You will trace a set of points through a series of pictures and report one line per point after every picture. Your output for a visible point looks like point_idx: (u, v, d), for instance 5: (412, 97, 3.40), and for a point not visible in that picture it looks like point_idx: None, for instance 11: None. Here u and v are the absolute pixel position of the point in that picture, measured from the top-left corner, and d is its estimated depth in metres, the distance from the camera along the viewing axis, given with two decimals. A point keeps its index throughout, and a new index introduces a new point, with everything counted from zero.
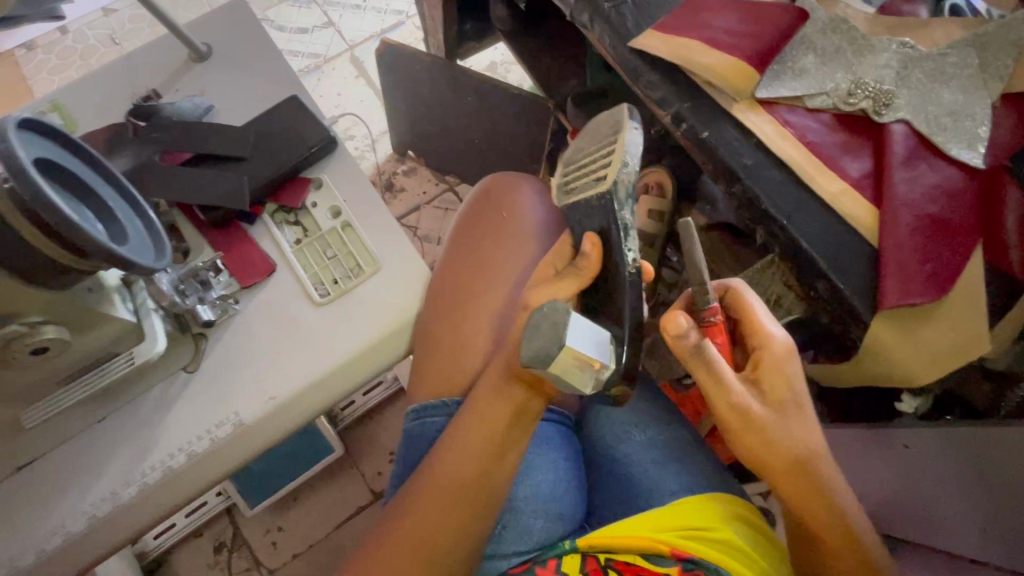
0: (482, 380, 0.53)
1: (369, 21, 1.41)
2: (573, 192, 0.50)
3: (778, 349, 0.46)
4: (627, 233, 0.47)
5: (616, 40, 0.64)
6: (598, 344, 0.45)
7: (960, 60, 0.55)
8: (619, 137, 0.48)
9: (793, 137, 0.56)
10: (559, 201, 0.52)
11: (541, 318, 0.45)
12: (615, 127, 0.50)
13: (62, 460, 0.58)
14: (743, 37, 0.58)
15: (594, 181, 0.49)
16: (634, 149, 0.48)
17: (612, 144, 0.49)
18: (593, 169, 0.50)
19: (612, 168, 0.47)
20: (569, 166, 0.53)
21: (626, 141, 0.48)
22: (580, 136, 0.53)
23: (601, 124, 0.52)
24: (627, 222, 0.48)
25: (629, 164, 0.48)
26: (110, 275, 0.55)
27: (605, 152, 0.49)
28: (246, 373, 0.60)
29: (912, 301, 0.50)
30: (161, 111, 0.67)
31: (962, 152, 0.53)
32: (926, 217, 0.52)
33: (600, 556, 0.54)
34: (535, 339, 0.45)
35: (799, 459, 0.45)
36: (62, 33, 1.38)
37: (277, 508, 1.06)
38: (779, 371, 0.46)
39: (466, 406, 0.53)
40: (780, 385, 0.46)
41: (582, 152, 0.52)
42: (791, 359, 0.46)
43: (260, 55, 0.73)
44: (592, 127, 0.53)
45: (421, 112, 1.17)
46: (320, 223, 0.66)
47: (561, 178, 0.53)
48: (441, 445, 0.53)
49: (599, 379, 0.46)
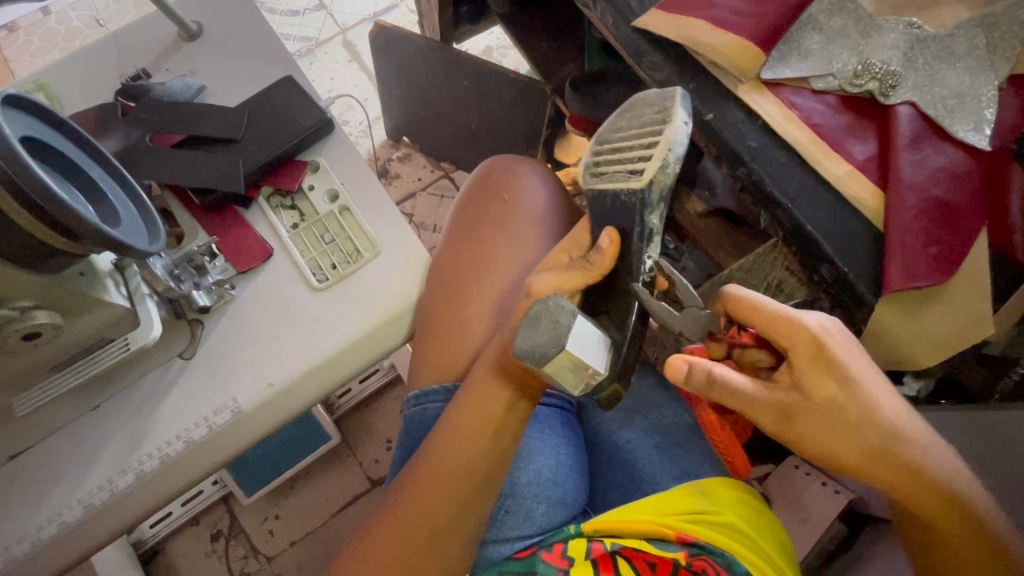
0: (480, 366, 0.52)
1: (362, 3, 1.38)
2: (603, 177, 0.49)
3: (806, 341, 0.44)
4: (649, 239, 0.47)
5: (619, 20, 0.62)
6: (594, 345, 0.45)
7: (967, 42, 0.54)
8: (666, 133, 0.46)
9: (799, 119, 0.56)
10: (586, 181, 0.50)
11: (542, 307, 0.45)
12: (663, 118, 0.47)
13: (56, 448, 0.57)
14: (749, 15, 0.57)
15: (626, 173, 0.47)
16: (677, 148, 0.46)
17: (655, 137, 0.46)
18: (629, 158, 0.48)
19: (651, 166, 0.46)
20: (603, 146, 0.50)
21: (672, 137, 0.46)
22: (620, 114, 0.50)
23: (649, 106, 0.49)
24: (653, 228, 0.47)
25: (671, 164, 0.46)
26: (101, 258, 0.53)
27: (647, 143, 0.47)
28: (243, 361, 0.59)
29: (918, 284, 0.50)
30: (151, 91, 0.65)
31: (969, 135, 0.52)
32: (931, 200, 0.51)
33: (606, 541, 0.53)
34: (540, 321, 0.44)
35: (867, 439, 0.44)
36: (45, 14, 1.34)
37: (274, 496, 1.06)
38: (820, 364, 0.44)
39: (463, 389, 0.53)
40: (822, 380, 0.44)
41: (618, 135, 0.49)
42: (829, 345, 0.44)
43: (253, 34, 0.71)
44: (636, 106, 0.49)
45: (416, 97, 1.15)
46: (317, 207, 0.65)
47: (592, 158, 0.51)
48: (442, 428, 0.52)
49: (587, 384, 0.45)
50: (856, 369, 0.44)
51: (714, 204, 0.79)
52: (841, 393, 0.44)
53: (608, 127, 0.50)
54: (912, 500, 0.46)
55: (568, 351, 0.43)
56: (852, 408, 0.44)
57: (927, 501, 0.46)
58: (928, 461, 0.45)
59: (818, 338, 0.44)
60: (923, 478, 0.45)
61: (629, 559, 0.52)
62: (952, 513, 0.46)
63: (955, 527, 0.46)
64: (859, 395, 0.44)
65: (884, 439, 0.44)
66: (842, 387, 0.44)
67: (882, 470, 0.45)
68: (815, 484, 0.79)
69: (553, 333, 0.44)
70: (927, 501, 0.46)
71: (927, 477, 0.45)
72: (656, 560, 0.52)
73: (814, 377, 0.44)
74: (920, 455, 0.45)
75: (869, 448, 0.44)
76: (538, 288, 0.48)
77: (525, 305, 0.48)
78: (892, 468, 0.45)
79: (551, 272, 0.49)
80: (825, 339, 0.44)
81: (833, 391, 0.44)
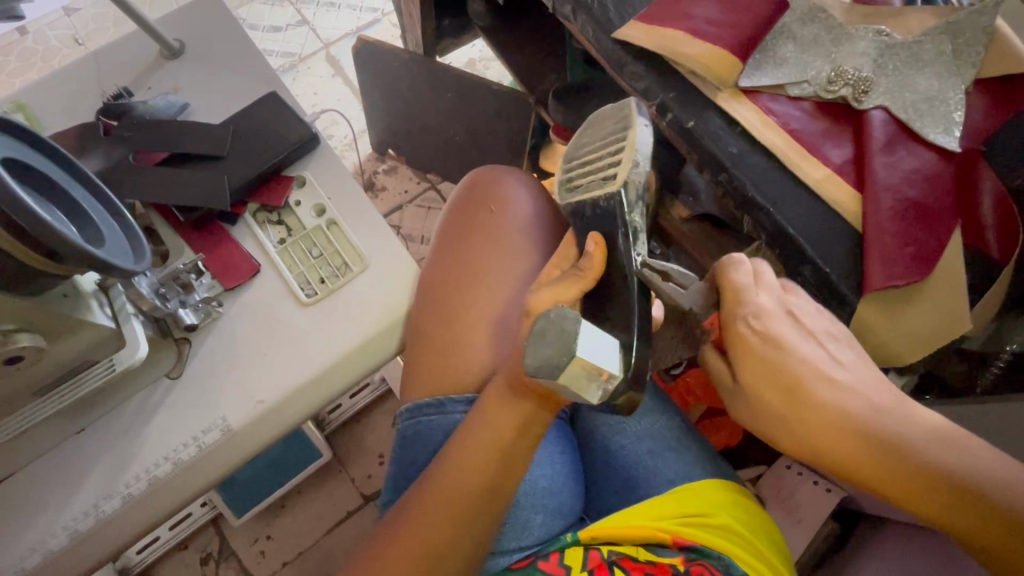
0: (494, 381, 0.51)
1: (343, 18, 1.39)
2: (577, 190, 0.52)
3: (739, 334, 0.48)
4: (635, 236, 0.49)
5: (599, 31, 0.64)
6: (606, 349, 0.43)
7: (934, 48, 0.56)
8: (629, 138, 0.50)
9: (777, 125, 0.57)
10: (561, 198, 0.53)
11: (546, 323, 0.43)
12: (623, 127, 0.51)
13: (38, 477, 0.55)
14: (725, 26, 0.59)
15: (601, 180, 0.50)
16: (643, 149, 0.50)
17: (620, 144, 0.50)
18: (599, 168, 0.51)
19: (623, 169, 0.49)
20: (572, 163, 0.53)
21: (637, 139, 0.49)
22: (583, 131, 0.54)
23: (607, 120, 0.53)
24: (636, 225, 0.49)
25: (640, 164, 0.49)
26: (84, 279, 0.53)
27: (614, 150, 0.51)
28: (231, 379, 0.59)
29: (897, 283, 0.51)
30: (134, 109, 0.64)
31: (939, 137, 0.54)
32: (906, 201, 0.53)
33: (603, 549, 0.53)
34: (545, 336, 0.43)
35: (803, 425, 0.46)
36: (21, 34, 1.32)
37: (265, 516, 1.04)
38: (756, 363, 0.48)
39: (477, 410, 0.51)
40: (751, 372, 0.48)
41: (585, 150, 0.53)
42: (757, 333, 0.47)
43: (236, 51, 0.71)
44: (596, 121, 0.53)
45: (400, 110, 1.16)
46: (304, 221, 0.65)
47: (563, 177, 0.54)
48: (450, 447, 0.52)
49: (605, 390, 0.44)
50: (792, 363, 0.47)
51: (697, 209, 0.81)
52: (771, 385, 0.47)
53: (572, 147, 0.54)
54: (887, 485, 0.44)
55: (580, 359, 0.42)
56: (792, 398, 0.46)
57: (907, 488, 0.44)
58: (887, 442, 0.44)
59: (756, 339, 0.48)
60: (889, 461, 0.44)
61: (628, 569, 0.52)
62: (939, 496, 0.43)
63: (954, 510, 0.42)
64: (786, 383, 0.47)
65: (825, 424, 0.46)
66: (769, 376, 0.47)
67: (832, 454, 0.46)
68: (806, 484, 0.80)
69: (559, 344, 0.42)
70: (900, 482, 0.44)
71: (892, 460, 0.44)
72: (654, 567, 0.52)
73: (751, 367, 0.48)
74: (872, 436, 0.44)
75: (810, 435, 0.46)
76: (537, 306, 0.47)
77: (526, 326, 0.47)
78: (837, 451, 0.45)
79: (546, 286, 0.48)
80: (761, 325, 0.47)
81: (763, 381, 0.48)
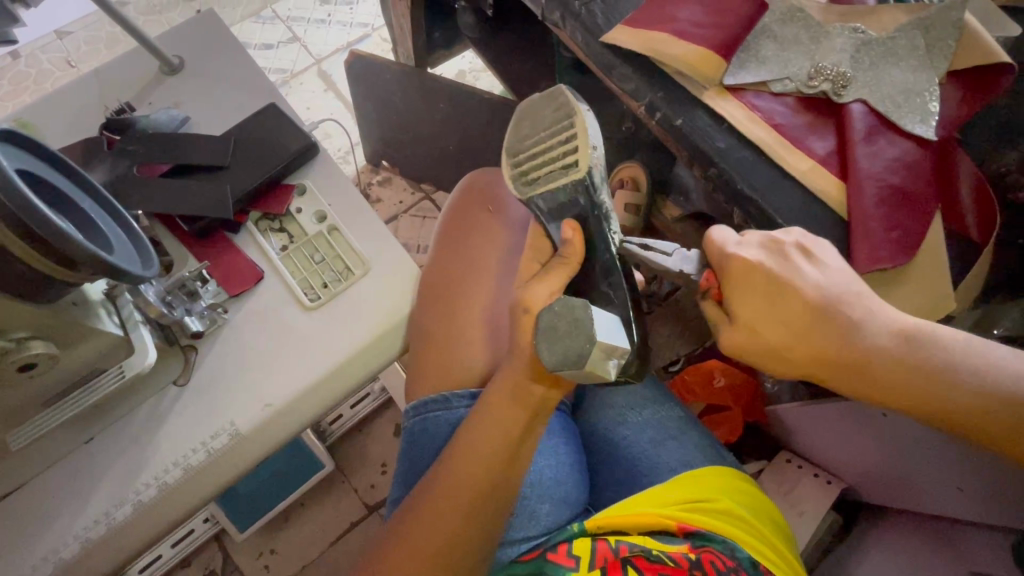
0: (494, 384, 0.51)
1: (334, 34, 1.41)
2: (538, 182, 0.50)
3: (740, 270, 0.48)
4: (608, 219, 0.51)
5: (587, 36, 0.66)
6: (613, 328, 0.46)
7: (908, 43, 0.59)
8: (579, 123, 0.49)
9: (762, 120, 0.59)
10: (521, 192, 0.51)
11: (554, 316, 0.45)
12: (568, 114, 0.50)
13: (46, 489, 0.56)
14: (708, 27, 0.61)
15: (562, 169, 0.49)
16: (594, 132, 0.50)
17: (571, 131, 0.49)
18: (556, 157, 0.50)
19: (582, 156, 0.49)
20: (520, 155, 0.51)
21: (586, 123, 0.49)
22: (520, 122, 0.52)
23: (544, 109, 0.51)
24: (606, 208, 0.51)
25: (595, 147, 0.50)
26: (93, 288, 0.54)
27: (565, 138, 0.50)
28: (238, 383, 0.60)
29: (882, 266, 0.54)
30: (135, 124, 0.66)
31: (917, 126, 0.57)
32: (889, 188, 0.55)
33: (611, 539, 0.52)
34: (557, 328, 0.44)
35: (816, 348, 0.47)
36: (14, 58, 1.34)
37: (269, 530, 1.04)
38: (764, 286, 0.48)
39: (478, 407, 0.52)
40: (751, 306, 0.48)
41: (531, 141, 0.51)
42: (755, 268, 0.48)
43: (234, 65, 0.73)
44: (532, 112, 0.51)
45: (392, 120, 1.18)
46: (305, 228, 0.66)
47: (514, 168, 0.51)
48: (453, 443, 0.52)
49: (620, 365, 0.46)
50: (812, 284, 0.47)
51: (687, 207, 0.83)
52: (778, 315, 0.48)
53: (514, 139, 0.52)
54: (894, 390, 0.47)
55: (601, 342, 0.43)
56: (801, 317, 0.47)
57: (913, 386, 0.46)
58: (888, 351, 0.47)
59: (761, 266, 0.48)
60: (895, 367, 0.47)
61: (642, 569, 0.49)
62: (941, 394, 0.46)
63: (968, 401, 0.46)
64: (789, 311, 0.47)
65: (833, 343, 0.47)
66: (773, 308, 0.48)
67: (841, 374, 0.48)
68: (808, 476, 0.81)
69: (563, 333, 0.44)
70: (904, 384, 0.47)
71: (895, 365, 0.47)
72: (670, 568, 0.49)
73: (752, 302, 0.48)
74: (872, 346, 0.47)
75: (819, 356, 0.47)
76: (534, 303, 0.47)
77: (528, 322, 0.47)
78: (849, 365, 0.47)
79: (536, 280, 0.49)
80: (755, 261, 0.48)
81: (765, 315, 0.48)
